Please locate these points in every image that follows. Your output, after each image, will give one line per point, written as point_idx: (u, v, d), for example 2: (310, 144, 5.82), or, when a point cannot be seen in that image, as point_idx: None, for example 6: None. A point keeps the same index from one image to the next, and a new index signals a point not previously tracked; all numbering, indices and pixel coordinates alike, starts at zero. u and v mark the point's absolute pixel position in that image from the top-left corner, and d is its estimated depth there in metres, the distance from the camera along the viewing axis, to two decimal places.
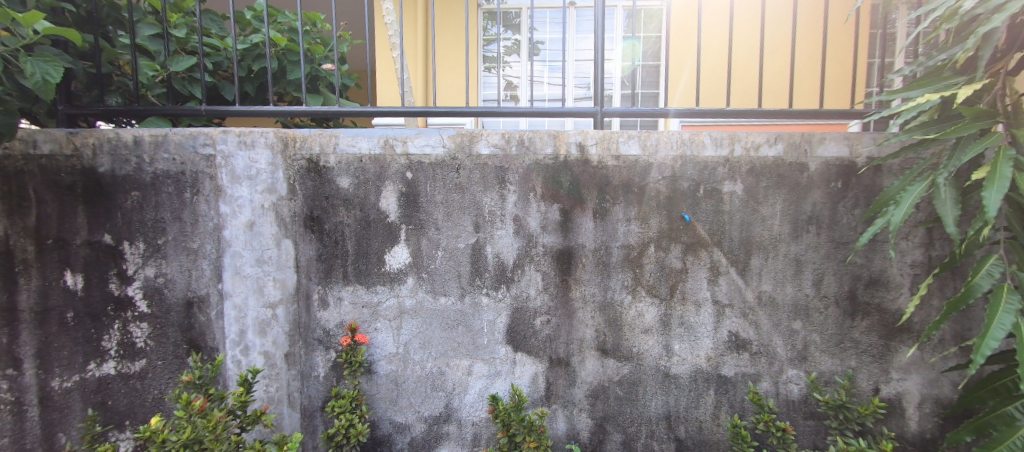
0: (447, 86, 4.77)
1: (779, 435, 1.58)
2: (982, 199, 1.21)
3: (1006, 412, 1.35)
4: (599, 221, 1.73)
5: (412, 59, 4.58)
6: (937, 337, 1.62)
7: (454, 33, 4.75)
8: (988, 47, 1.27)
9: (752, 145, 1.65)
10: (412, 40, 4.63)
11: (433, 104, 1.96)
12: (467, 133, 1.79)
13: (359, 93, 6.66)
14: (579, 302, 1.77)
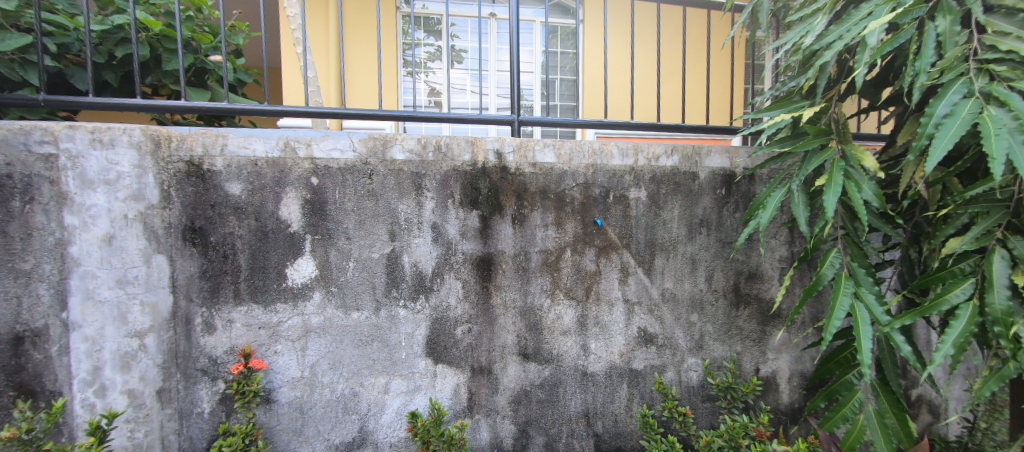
0: (366, 89, 4.60)
1: (681, 420, 1.73)
2: (823, 201, 1.47)
3: (847, 379, 1.63)
4: (518, 227, 1.76)
5: (323, 60, 4.41)
6: (799, 320, 1.92)
7: (365, 34, 4.56)
8: (824, 78, 1.56)
9: (653, 156, 1.82)
10: (321, 37, 4.36)
11: (342, 105, 1.83)
12: (381, 137, 1.71)
13: (259, 90, 6.20)
14: (500, 308, 1.78)
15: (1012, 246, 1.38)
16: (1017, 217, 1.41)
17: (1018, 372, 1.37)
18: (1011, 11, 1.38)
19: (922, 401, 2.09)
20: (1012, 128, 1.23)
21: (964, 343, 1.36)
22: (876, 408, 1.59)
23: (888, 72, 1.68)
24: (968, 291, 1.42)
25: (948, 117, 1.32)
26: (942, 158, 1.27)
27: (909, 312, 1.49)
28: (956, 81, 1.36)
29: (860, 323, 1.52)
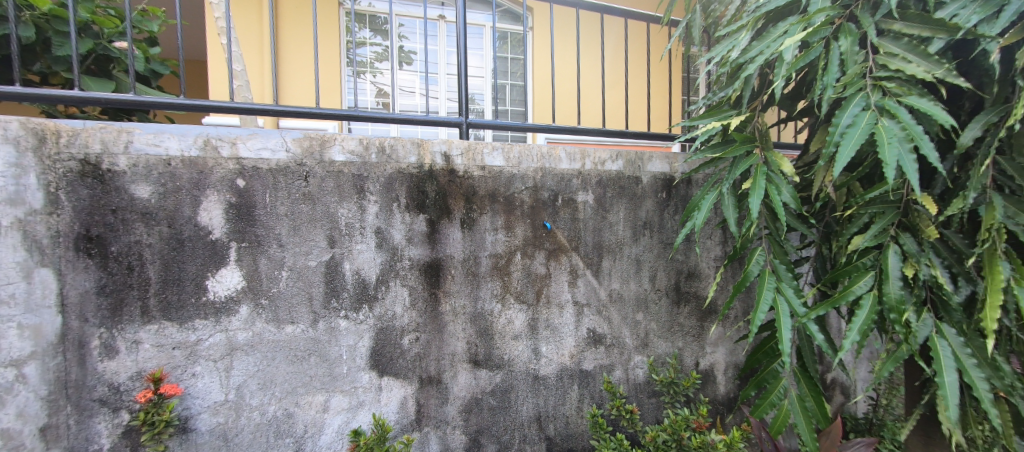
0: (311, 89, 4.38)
1: (629, 417, 1.78)
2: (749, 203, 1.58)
3: (773, 368, 1.76)
4: (466, 231, 1.72)
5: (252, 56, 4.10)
6: (732, 315, 2.06)
7: (301, 32, 4.31)
8: (749, 90, 1.70)
9: (599, 160, 1.87)
10: (251, 32, 4.07)
11: (275, 102, 1.69)
12: (318, 137, 1.59)
13: (175, 80, 5.73)
14: (449, 315, 1.72)
15: (903, 242, 1.57)
16: (906, 216, 1.61)
17: (909, 352, 1.54)
18: (899, 34, 1.55)
19: (834, 383, 2.32)
20: (901, 137, 1.41)
21: (867, 330, 1.53)
22: (798, 393, 1.73)
23: (802, 87, 1.86)
24: (869, 282, 1.59)
25: (850, 127, 1.48)
26: (847, 162, 1.43)
27: (822, 303, 1.64)
28: (856, 95, 1.52)
29: (781, 316, 1.63)
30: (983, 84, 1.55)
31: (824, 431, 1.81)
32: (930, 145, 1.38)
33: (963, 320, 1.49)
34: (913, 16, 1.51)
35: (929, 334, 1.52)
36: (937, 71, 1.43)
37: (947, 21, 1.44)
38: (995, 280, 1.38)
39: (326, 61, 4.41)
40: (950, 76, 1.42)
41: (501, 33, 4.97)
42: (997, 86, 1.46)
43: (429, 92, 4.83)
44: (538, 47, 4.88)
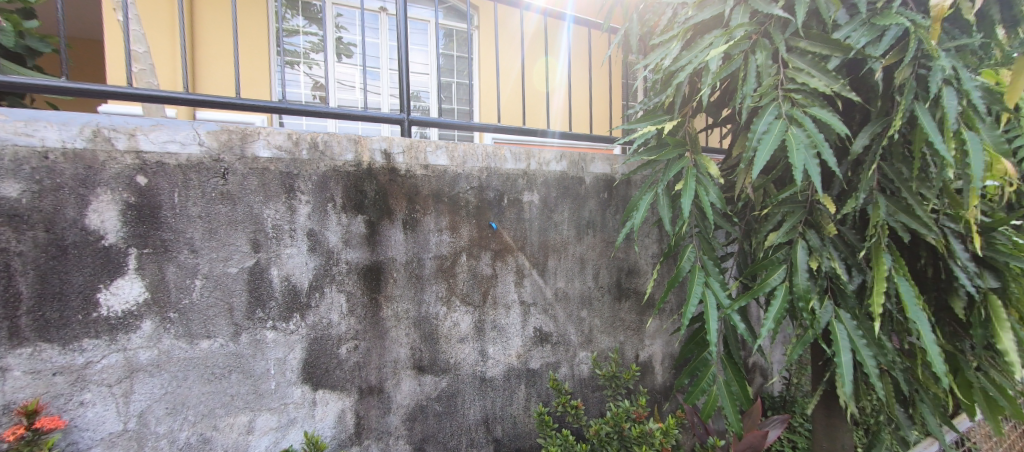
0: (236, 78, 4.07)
1: (574, 412, 1.81)
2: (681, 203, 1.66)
3: (704, 357, 1.88)
4: (409, 232, 1.65)
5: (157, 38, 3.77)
6: (667, 308, 2.20)
7: (217, 14, 4.02)
8: (679, 97, 1.80)
9: (543, 161, 1.91)
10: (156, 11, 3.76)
11: (192, 91, 1.54)
12: (238, 131, 1.43)
13: (55, 59, 4.93)
14: (391, 321, 1.63)
15: (809, 238, 1.73)
16: (811, 215, 1.78)
17: (814, 337, 1.71)
18: (804, 51, 1.68)
19: (754, 367, 2.57)
20: (807, 144, 1.54)
21: (780, 318, 1.68)
22: (725, 378, 1.85)
23: (724, 97, 2.01)
24: (781, 275, 1.75)
25: (766, 133, 1.60)
26: (765, 164, 1.54)
27: (744, 295, 1.77)
28: (770, 105, 1.64)
29: (709, 308, 1.77)
30: (870, 99, 1.75)
31: (746, 412, 2.00)
32: (830, 151, 1.53)
33: (855, 306, 1.68)
34: (816, 35, 1.64)
35: (830, 319, 1.69)
36: (835, 85, 1.58)
37: (842, 41, 1.59)
38: (878, 271, 1.56)
39: (249, 50, 4.11)
40: (845, 90, 1.58)
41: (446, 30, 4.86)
42: (881, 101, 1.65)
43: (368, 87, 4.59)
44: (483, 48, 4.84)
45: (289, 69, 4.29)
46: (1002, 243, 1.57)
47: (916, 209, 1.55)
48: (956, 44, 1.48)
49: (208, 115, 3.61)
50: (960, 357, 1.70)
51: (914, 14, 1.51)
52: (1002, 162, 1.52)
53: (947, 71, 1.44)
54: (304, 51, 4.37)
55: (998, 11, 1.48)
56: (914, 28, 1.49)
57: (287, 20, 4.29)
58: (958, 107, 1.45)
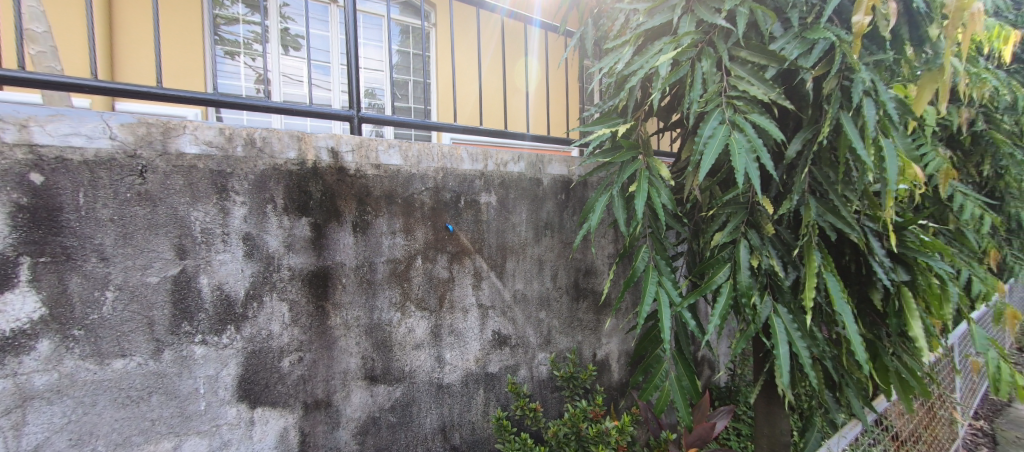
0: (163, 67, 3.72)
1: (532, 415, 1.82)
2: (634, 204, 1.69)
3: (657, 353, 1.93)
4: (359, 235, 1.56)
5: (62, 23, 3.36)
6: (623, 307, 2.27)
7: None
8: (632, 101, 1.83)
9: (501, 162, 1.91)
10: None
11: (110, 79, 1.38)
12: (158, 124, 1.28)
13: None
14: (340, 330, 1.53)
15: (750, 237, 1.82)
16: (752, 215, 1.88)
17: (755, 330, 1.80)
18: (745, 60, 1.75)
19: (704, 361, 2.76)
20: (747, 148, 1.59)
21: (726, 314, 1.74)
22: (676, 373, 1.91)
23: (672, 102, 2.07)
24: (726, 273, 1.81)
25: (711, 138, 1.64)
26: (711, 166, 1.58)
27: (693, 292, 1.83)
28: (715, 111, 1.68)
29: (662, 306, 1.79)
30: (801, 107, 1.86)
31: (696, 404, 2.07)
32: (768, 155, 1.57)
33: (791, 300, 1.78)
34: (755, 46, 1.72)
35: (769, 314, 1.77)
36: (771, 94, 1.64)
37: (777, 52, 1.67)
38: (810, 267, 1.67)
39: (176, 37, 3.76)
40: (781, 99, 1.64)
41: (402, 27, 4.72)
42: (812, 110, 1.76)
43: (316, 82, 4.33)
44: (439, 46, 4.73)
45: (228, 61, 3.96)
46: (911, 241, 1.74)
47: (841, 210, 1.67)
48: (874, 58, 1.59)
49: (127, 107, 3.26)
50: (879, 344, 1.85)
51: (839, 30, 1.61)
52: (913, 166, 1.66)
53: (868, 84, 1.54)
54: (246, 41, 4.04)
55: (908, 29, 1.61)
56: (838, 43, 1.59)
57: (225, 7, 3.94)
58: (877, 116, 1.56)
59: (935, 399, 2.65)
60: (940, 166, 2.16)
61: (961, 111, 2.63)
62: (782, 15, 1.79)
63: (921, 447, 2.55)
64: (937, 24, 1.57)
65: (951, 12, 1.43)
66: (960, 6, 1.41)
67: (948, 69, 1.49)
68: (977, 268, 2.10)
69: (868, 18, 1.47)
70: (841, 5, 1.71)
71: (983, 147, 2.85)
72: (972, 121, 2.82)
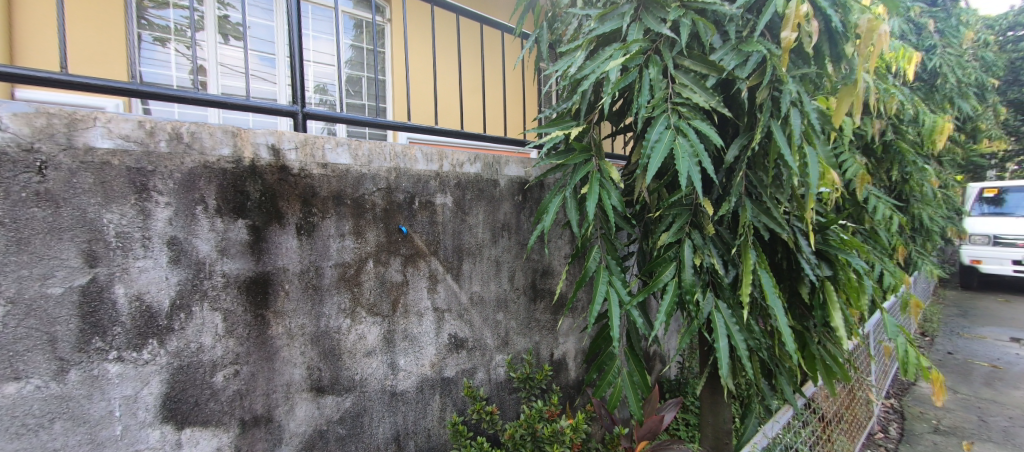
0: (80, 53, 3.38)
1: (489, 418, 1.80)
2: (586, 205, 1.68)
3: (609, 351, 1.95)
4: (304, 238, 1.47)
5: None
6: (577, 306, 2.33)
7: None
8: (585, 104, 1.83)
9: (457, 162, 1.87)
10: None
11: (11, 64, 1.24)
12: (62, 115, 1.14)
13: None
14: (283, 339, 1.44)
15: (694, 237, 1.85)
16: (695, 216, 1.91)
17: (698, 327, 1.82)
18: (688, 69, 1.76)
19: (655, 355, 2.88)
20: (689, 153, 1.60)
21: (672, 311, 1.74)
22: (628, 369, 1.93)
23: (622, 106, 2.07)
24: (672, 272, 1.82)
25: (657, 142, 1.63)
26: (657, 169, 1.57)
27: (641, 291, 1.82)
28: (661, 116, 1.67)
29: (613, 306, 1.77)
30: (738, 115, 1.87)
31: (647, 399, 2.09)
32: (710, 160, 1.58)
33: (731, 296, 1.82)
34: (698, 56, 1.74)
35: (711, 310, 1.80)
36: (712, 101, 1.65)
37: (717, 63, 1.68)
38: (745, 265, 1.71)
39: (93, 20, 3.41)
40: (721, 106, 1.65)
41: (357, 21, 4.55)
42: (747, 118, 1.78)
43: (256, 73, 4.07)
44: (392, 41, 4.61)
45: (158, 48, 3.66)
46: (833, 239, 1.87)
47: (774, 210, 1.73)
48: (800, 72, 1.66)
49: (33, 95, 2.92)
50: (806, 335, 1.94)
51: (770, 44, 1.64)
52: (831, 171, 1.76)
53: (795, 95, 1.58)
54: (178, 27, 3.77)
55: (829, 46, 1.67)
56: (770, 56, 1.61)
57: None
58: (802, 126, 1.63)
59: (855, 383, 2.85)
60: (857, 171, 2.36)
61: (875, 122, 2.88)
62: (721, 28, 1.83)
63: (846, 428, 2.76)
64: (850, 42, 1.66)
65: (863, 32, 1.52)
66: (871, 28, 1.49)
67: (859, 83, 1.54)
68: (888, 263, 2.28)
69: (794, 35, 1.49)
70: (772, 21, 1.74)
71: (892, 155, 3.13)
72: (884, 132, 3.09)
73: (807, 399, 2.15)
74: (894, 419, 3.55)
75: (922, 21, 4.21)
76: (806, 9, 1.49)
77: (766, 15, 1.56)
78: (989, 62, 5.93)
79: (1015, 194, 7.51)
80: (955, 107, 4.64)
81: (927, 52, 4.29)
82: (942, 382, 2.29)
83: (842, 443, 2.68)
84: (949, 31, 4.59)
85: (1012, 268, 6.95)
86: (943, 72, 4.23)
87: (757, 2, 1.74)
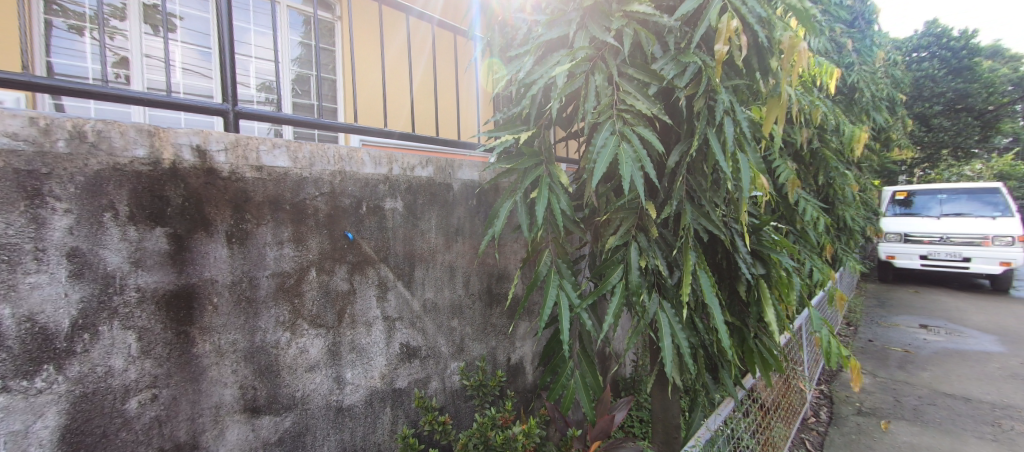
0: None
1: (441, 429, 1.75)
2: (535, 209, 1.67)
3: (561, 355, 1.94)
4: (235, 246, 1.37)
5: None
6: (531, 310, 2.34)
7: None
8: (535, 108, 1.81)
9: (407, 166, 1.82)
10: None
11: None
12: None
13: None
14: (210, 358, 1.32)
15: (640, 240, 1.85)
16: (642, 219, 1.90)
17: (644, 328, 1.83)
18: (632, 77, 1.77)
19: (608, 355, 2.96)
20: (632, 158, 1.62)
21: (620, 314, 1.75)
22: (580, 372, 1.94)
23: (569, 111, 2.08)
24: (620, 275, 1.82)
25: (603, 147, 1.64)
26: (602, 174, 1.57)
27: (591, 294, 1.82)
28: (607, 123, 1.68)
29: (562, 310, 1.74)
30: (679, 123, 1.93)
31: (600, 399, 2.11)
32: (652, 165, 1.61)
33: (676, 298, 1.86)
34: (640, 65, 1.75)
35: (656, 311, 1.82)
36: (654, 109, 1.67)
37: (657, 71, 1.69)
38: (686, 265, 1.72)
39: None
40: (663, 114, 1.67)
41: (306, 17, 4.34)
42: (686, 124, 1.81)
43: (187, 66, 3.77)
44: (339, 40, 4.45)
45: (69, 37, 3.33)
46: (766, 239, 1.96)
47: (712, 214, 1.77)
48: (731, 83, 1.72)
49: None
50: (744, 330, 2.01)
51: (705, 56, 1.68)
52: (762, 175, 1.85)
53: (727, 105, 1.64)
54: (95, 14, 3.45)
55: (757, 60, 1.76)
56: (705, 67, 1.65)
57: None
58: (734, 133, 1.70)
59: (790, 372, 3.02)
60: (788, 176, 2.50)
61: (803, 131, 3.09)
62: (660, 40, 1.84)
63: (782, 416, 2.92)
64: (775, 57, 1.75)
65: (786, 48, 1.61)
66: (792, 44, 1.59)
67: (784, 94, 1.60)
68: (816, 261, 2.44)
69: (726, 47, 1.53)
70: (707, 33, 1.79)
71: (818, 162, 3.36)
72: (811, 140, 3.30)
73: (747, 390, 2.23)
74: (823, 403, 3.80)
75: (841, 40, 4.57)
76: (737, 24, 1.55)
77: (701, 28, 1.60)
78: (897, 78, 6.53)
79: (923, 196, 8.27)
80: (870, 119, 5.08)
81: (846, 69, 4.65)
82: (859, 368, 2.45)
83: (779, 430, 2.83)
84: (863, 50, 5.04)
85: (919, 263, 7.65)
86: (859, 87, 4.59)
87: (694, 15, 1.79)
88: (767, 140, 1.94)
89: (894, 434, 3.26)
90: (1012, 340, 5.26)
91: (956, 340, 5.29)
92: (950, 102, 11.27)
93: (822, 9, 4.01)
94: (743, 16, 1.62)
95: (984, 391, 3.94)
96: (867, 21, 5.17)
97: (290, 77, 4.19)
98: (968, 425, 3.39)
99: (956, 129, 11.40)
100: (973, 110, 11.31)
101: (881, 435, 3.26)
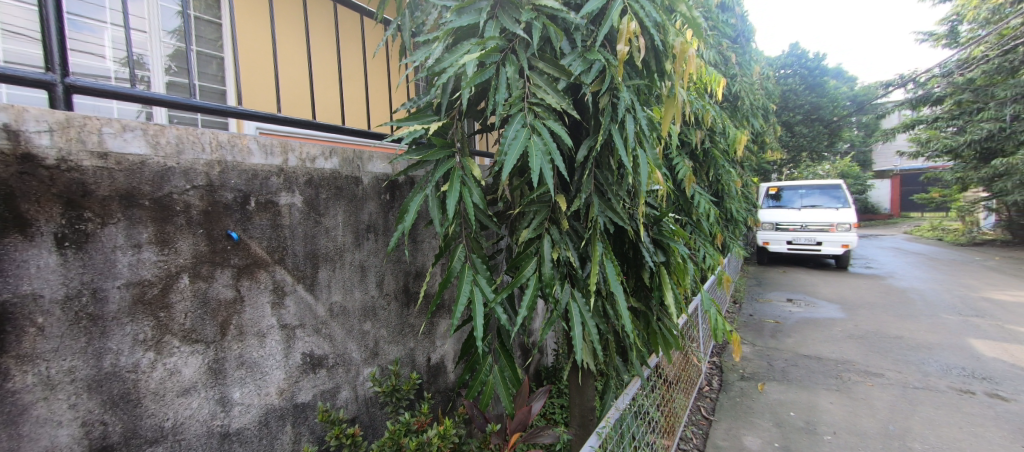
0: None
1: (350, 442, 1.61)
2: (445, 203, 1.57)
3: (477, 352, 1.87)
4: (69, 251, 1.11)
5: None
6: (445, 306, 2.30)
7: None
8: (445, 98, 1.72)
9: (307, 156, 1.63)
10: None
11: None
12: None
13: None
14: (35, 393, 1.06)
15: (552, 232, 1.84)
16: (554, 212, 1.89)
17: (557, 319, 1.82)
18: (542, 71, 1.75)
19: (527, 347, 2.99)
20: (542, 151, 1.59)
21: (534, 307, 1.72)
22: (499, 367, 1.88)
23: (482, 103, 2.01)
24: (534, 267, 1.79)
25: (513, 139, 1.59)
26: (512, 166, 1.52)
27: (505, 288, 1.76)
28: (517, 115, 1.63)
29: (476, 306, 1.66)
30: (587, 118, 1.95)
31: (517, 392, 2.08)
32: (561, 159, 1.59)
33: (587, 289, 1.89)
34: (550, 59, 1.73)
35: (569, 302, 1.82)
36: (563, 103, 1.66)
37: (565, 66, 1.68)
38: (593, 256, 1.74)
39: None
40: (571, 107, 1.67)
41: None
42: (593, 120, 1.83)
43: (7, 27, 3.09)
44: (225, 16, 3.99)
45: None
46: (666, 229, 2.06)
47: (617, 206, 1.81)
48: (632, 82, 1.77)
49: None
50: (648, 314, 2.10)
51: (608, 54, 1.71)
52: (660, 170, 1.94)
53: (629, 103, 1.67)
54: None
55: (654, 62, 1.83)
56: (608, 65, 1.67)
57: None
58: (635, 130, 1.75)
59: (688, 349, 3.25)
60: (685, 172, 2.67)
61: (696, 133, 3.35)
62: (569, 35, 1.85)
63: (682, 390, 3.15)
64: (669, 60, 1.83)
65: (677, 53, 1.70)
66: (682, 49, 1.69)
67: (678, 94, 1.68)
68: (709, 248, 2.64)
69: (627, 48, 1.56)
70: (611, 33, 1.83)
71: (708, 162, 3.68)
72: (703, 140, 3.59)
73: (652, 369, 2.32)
74: (715, 373, 4.18)
75: (727, 53, 5.03)
76: (636, 26, 1.58)
77: (604, 27, 1.62)
78: (771, 89, 7.39)
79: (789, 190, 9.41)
80: (749, 125, 5.67)
81: (730, 79, 5.13)
82: (741, 340, 2.71)
83: (680, 402, 3.05)
84: (743, 64, 5.61)
85: (787, 246, 8.76)
86: (740, 96, 5.11)
87: (599, 13, 1.81)
88: (664, 138, 2.03)
89: (767, 393, 3.68)
90: (851, 307, 6.22)
91: (812, 310, 6.14)
92: (808, 112, 13.22)
93: (710, 24, 4.40)
94: (642, 19, 1.66)
95: (831, 350, 4.58)
96: (746, 39, 5.76)
97: (162, 51, 3.64)
98: (819, 379, 3.93)
99: (812, 135, 13.33)
100: (824, 119, 13.36)
101: (758, 395, 3.65)
